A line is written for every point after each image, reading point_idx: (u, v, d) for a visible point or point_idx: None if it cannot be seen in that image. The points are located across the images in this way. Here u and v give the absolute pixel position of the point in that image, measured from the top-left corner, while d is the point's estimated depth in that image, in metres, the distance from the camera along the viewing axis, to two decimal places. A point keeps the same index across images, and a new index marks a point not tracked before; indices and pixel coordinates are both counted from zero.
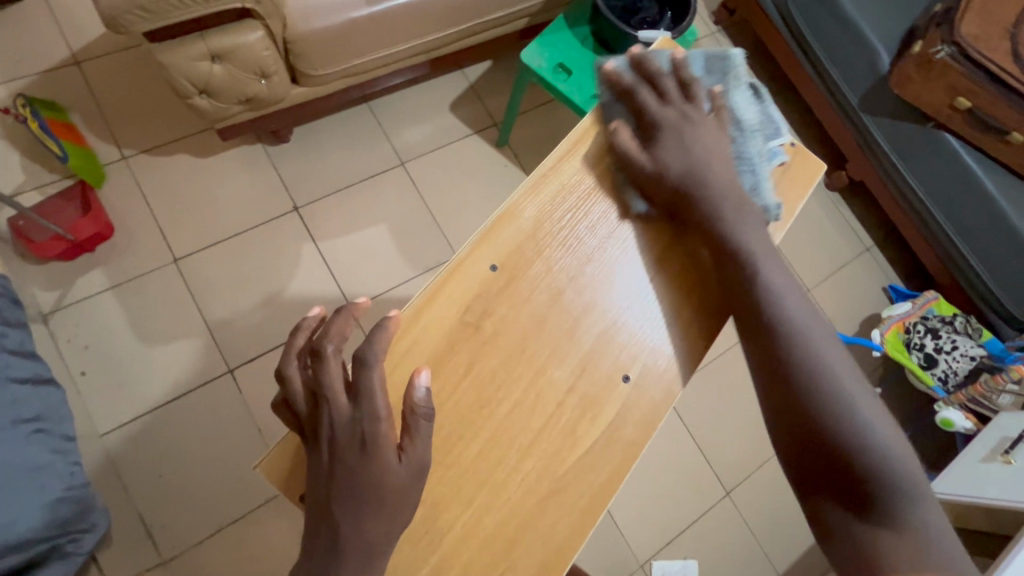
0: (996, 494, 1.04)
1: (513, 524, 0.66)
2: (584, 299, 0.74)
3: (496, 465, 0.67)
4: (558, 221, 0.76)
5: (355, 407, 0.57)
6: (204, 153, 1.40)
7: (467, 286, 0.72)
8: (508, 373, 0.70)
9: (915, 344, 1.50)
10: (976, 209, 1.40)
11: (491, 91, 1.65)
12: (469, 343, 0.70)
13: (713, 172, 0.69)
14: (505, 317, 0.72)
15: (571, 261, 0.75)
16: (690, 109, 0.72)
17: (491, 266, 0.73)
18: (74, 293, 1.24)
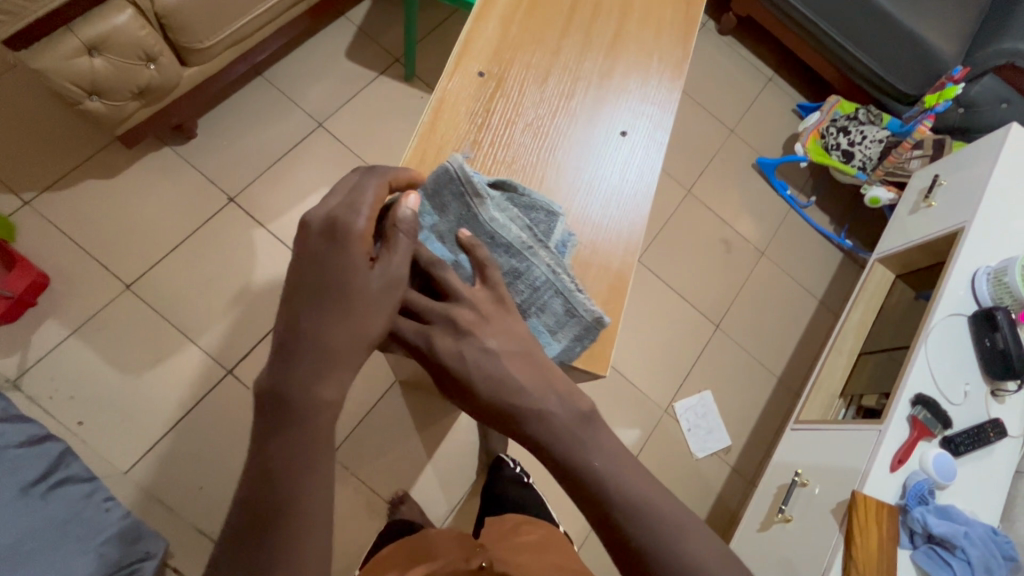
0: (929, 231, 1.22)
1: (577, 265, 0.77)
2: (566, 83, 0.82)
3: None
4: (501, 72, 0.80)
5: (346, 199, 0.54)
6: (112, 172, 1.32)
7: (465, 91, 0.77)
8: (526, 152, 0.77)
9: (832, 145, 1.66)
10: (849, 5, 1.53)
11: (381, 27, 1.60)
12: (485, 135, 0.76)
13: (523, 372, 0.53)
14: (508, 111, 0.78)
15: (544, 56, 0.83)
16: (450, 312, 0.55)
17: (480, 73, 0.79)
18: (37, 350, 1.18)
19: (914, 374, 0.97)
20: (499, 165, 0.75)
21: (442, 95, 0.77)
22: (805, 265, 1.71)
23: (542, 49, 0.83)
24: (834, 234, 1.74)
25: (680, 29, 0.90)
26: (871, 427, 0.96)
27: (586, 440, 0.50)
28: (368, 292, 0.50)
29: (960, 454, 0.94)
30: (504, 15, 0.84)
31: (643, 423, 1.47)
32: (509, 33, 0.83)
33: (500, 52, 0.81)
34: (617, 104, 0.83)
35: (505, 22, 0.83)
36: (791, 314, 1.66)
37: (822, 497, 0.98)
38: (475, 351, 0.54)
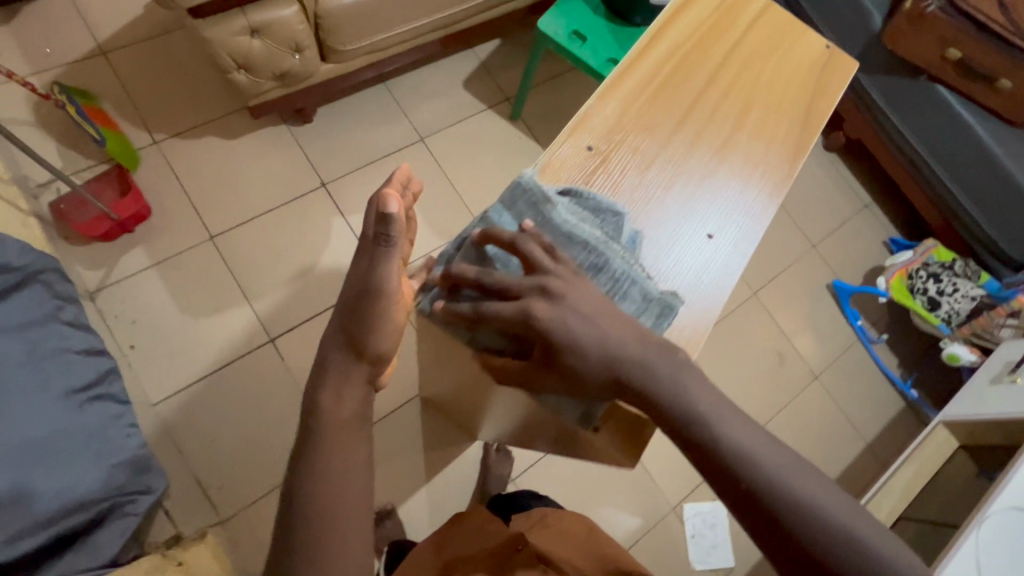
0: (1009, 409, 1.12)
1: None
2: (669, 175, 0.80)
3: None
4: (607, 151, 0.79)
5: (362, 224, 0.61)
6: (233, 135, 1.45)
7: (568, 161, 0.77)
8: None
9: (918, 288, 1.59)
10: (969, 155, 1.48)
11: (502, 67, 1.70)
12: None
13: (617, 339, 0.59)
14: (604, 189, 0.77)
15: (653, 144, 0.81)
16: (530, 290, 0.60)
17: (587, 146, 0.79)
18: (119, 272, 1.29)
19: (959, 558, 0.88)
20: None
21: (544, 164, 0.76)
22: (859, 403, 1.61)
23: (654, 134, 0.82)
24: (899, 379, 1.64)
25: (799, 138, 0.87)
26: None
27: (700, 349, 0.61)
28: (374, 307, 0.56)
29: None
30: (625, 94, 0.83)
31: (647, 514, 1.40)
32: (624, 114, 0.82)
33: (613, 130, 0.81)
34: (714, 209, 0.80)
35: (624, 103, 0.83)
36: (832, 449, 1.55)
37: None
38: (567, 327, 0.59)
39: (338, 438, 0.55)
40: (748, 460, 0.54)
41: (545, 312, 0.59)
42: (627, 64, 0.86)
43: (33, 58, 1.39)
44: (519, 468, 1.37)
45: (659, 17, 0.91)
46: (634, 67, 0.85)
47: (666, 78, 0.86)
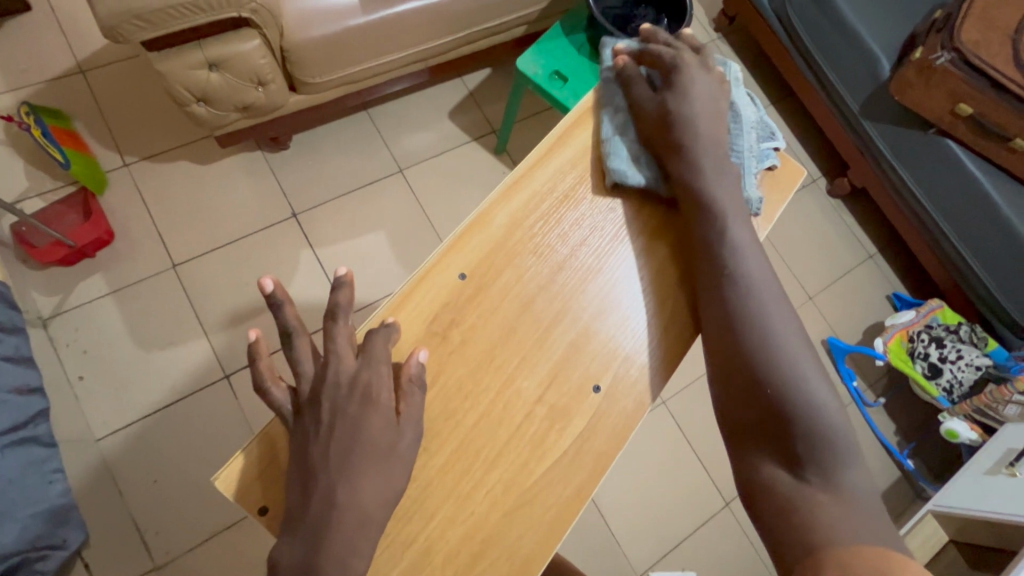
0: (1003, 508, 1.01)
1: (486, 528, 0.66)
2: (555, 307, 0.76)
3: (462, 475, 0.67)
4: (529, 226, 0.80)
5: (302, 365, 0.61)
6: (205, 159, 1.42)
7: (438, 294, 0.75)
8: (475, 384, 0.71)
9: (918, 353, 1.48)
10: (980, 217, 1.37)
11: (490, 98, 1.65)
12: (438, 351, 0.72)
13: (704, 121, 0.77)
14: (476, 325, 0.74)
15: (540, 270, 0.78)
16: (694, 63, 0.81)
17: (460, 275, 0.76)
18: (76, 298, 1.26)
19: None
20: (441, 384, 0.70)
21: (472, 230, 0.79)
22: None
23: (595, 201, 0.82)
24: (897, 448, 1.52)
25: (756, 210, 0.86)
26: None
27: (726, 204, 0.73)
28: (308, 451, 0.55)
29: None
30: (564, 160, 0.84)
31: None
32: (564, 180, 0.83)
33: (550, 196, 0.82)
34: (609, 343, 0.76)
35: (564, 166, 0.84)
36: None
37: None
38: (696, 94, 0.78)
39: None
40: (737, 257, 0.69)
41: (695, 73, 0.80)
42: (567, 131, 0.86)
43: (9, 75, 1.38)
44: None
45: (566, 117, 0.87)
46: (578, 130, 0.86)
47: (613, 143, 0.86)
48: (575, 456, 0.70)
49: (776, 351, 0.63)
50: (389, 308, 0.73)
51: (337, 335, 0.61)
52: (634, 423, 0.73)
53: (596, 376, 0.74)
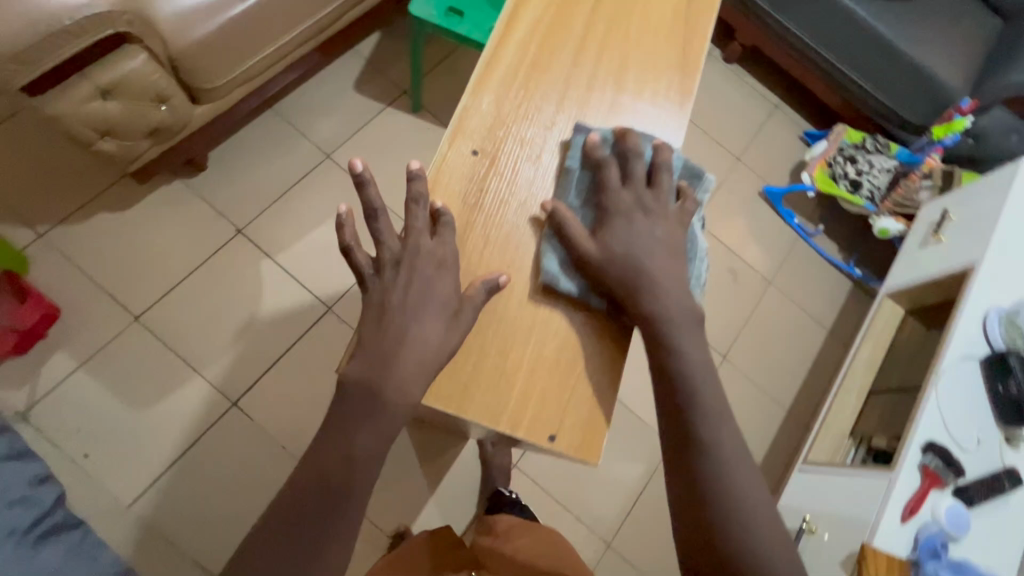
0: (941, 268, 1.18)
1: (571, 350, 0.75)
2: (564, 158, 0.84)
3: (535, 316, 0.76)
4: (514, 98, 0.86)
5: (382, 241, 0.66)
6: (124, 205, 1.34)
7: (458, 172, 0.79)
8: (521, 239, 0.78)
9: (839, 174, 1.64)
10: (856, 38, 1.53)
11: (389, 60, 1.63)
12: (480, 220, 0.78)
13: (642, 248, 0.69)
14: (501, 189, 0.80)
15: (538, 130, 0.85)
16: (645, 196, 0.73)
17: (472, 152, 0.81)
18: (46, 382, 1.20)
19: (927, 420, 0.93)
20: (492, 243, 0.77)
21: (468, 112, 0.83)
22: (813, 295, 1.70)
23: (561, 63, 0.90)
24: (843, 262, 1.73)
25: (692, 36, 0.96)
26: (881, 475, 0.92)
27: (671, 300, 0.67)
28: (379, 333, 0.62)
29: (973, 504, 0.88)
30: (521, 35, 0.90)
31: (648, 456, 1.44)
32: (528, 51, 0.89)
33: (522, 69, 0.88)
34: None
35: (523, 41, 0.90)
36: (796, 345, 1.64)
37: (833, 545, 0.91)
38: (637, 239, 0.70)
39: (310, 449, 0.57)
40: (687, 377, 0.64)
41: (626, 207, 0.72)
42: (513, 12, 0.91)
43: None
44: (519, 451, 1.37)
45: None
46: (522, 8, 0.92)
47: (556, 12, 0.93)
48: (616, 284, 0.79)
49: (721, 485, 0.59)
50: None
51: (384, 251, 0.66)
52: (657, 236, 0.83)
53: None
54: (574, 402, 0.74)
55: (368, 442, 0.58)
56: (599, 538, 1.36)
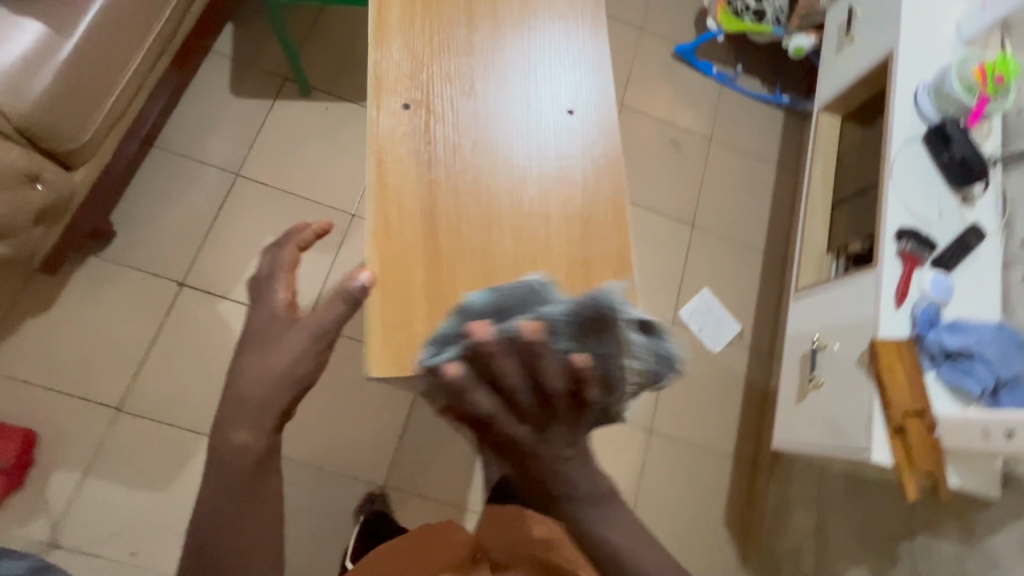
0: (863, 65, 1.21)
1: (577, 253, 0.84)
2: (491, 87, 0.90)
3: (531, 239, 0.83)
4: (420, 47, 0.90)
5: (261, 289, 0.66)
6: (47, 305, 1.24)
7: (398, 132, 0.84)
8: (487, 175, 0.85)
9: (741, 9, 1.61)
10: None
11: (257, 50, 1.49)
12: (439, 171, 0.84)
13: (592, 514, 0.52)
14: (445, 132, 0.86)
15: (458, 71, 0.90)
16: (523, 429, 0.46)
17: (403, 107, 0.86)
18: (57, 504, 1.15)
19: (893, 209, 0.99)
20: (462, 181, 0.84)
21: (382, 77, 0.87)
22: (752, 135, 1.74)
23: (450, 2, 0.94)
24: (771, 94, 1.76)
25: None
26: (867, 275, 0.98)
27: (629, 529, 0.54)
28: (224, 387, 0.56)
29: (952, 270, 0.95)
30: None
31: None
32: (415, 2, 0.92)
33: (415, 20, 0.91)
34: (548, 91, 0.92)
35: None
36: (752, 188, 1.69)
37: (844, 349, 0.99)
38: (551, 463, 0.48)
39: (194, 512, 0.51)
40: None
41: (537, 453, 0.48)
42: None
43: None
44: None
45: None
46: None
47: None
48: (588, 189, 0.88)
49: None
50: (378, 167, 0.83)
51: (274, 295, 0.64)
52: (601, 130, 0.91)
53: (564, 109, 0.91)
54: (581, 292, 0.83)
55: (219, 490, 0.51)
56: (639, 428, 1.44)
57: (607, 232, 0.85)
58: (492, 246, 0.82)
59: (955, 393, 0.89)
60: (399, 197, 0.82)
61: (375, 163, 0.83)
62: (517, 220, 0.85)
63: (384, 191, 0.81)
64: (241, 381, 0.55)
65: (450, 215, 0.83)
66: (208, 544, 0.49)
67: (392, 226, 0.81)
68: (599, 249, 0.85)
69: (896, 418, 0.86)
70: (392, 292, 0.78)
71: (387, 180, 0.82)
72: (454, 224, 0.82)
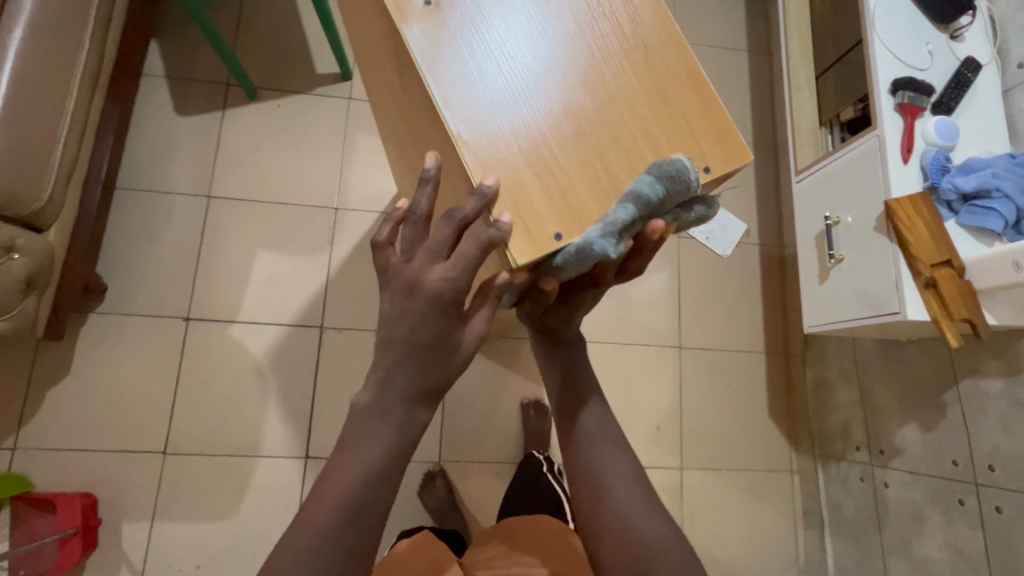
0: None
1: (671, 103, 0.66)
2: None
3: (626, 104, 0.65)
4: None
5: (429, 257, 0.57)
6: (64, 371, 1.23)
7: (432, 34, 0.64)
8: (546, 44, 0.66)
9: None
10: None
11: (190, 62, 1.42)
12: (495, 60, 0.65)
13: (593, 427, 0.66)
14: (486, 11, 0.66)
15: None
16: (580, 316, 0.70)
17: (425, 2, 0.65)
18: (135, 553, 1.19)
19: (882, 63, 0.94)
20: (527, 61, 0.65)
21: None
22: (716, 26, 1.66)
23: None
24: None
25: None
26: (869, 138, 0.95)
27: (612, 453, 0.64)
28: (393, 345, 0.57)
29: (953, 111, 0.92)
30: None
31: (664, 259, 1.50)
32: None
33: None
34: None
35: None
36: (730, 80, 1.63)
37: (859, 219, 0.97)
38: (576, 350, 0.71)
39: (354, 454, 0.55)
40: (625, 524, 0.59)
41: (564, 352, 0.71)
42: None
43: None
44: None
45: None
46: None
47: None
48: (656, 22, 0.68)
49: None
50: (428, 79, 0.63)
51: (429, 272, 0.56)
52: None
53: None
54: (699, 131, 0.66)
55: (373, 450, 0.56)
56: (669, 347, 1.45)
57: (692, 65, 0.67)
58: (590, 127, 0.64)
59: (979, 234, 0.89)
60: (471, 99, 0.63)
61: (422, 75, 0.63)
62: (604, 85, 0.66)
63: (450, 100, 0.62)
64: (414, 355, 0.57)
65: (535, 109, 0.64)
66: (368, 498, 0.54)
67: (478, 133, 0.62)
68: (695, 88, 0.67)
69: (925, 274, 0.86)
70: (511, 203, 0.62)
71: (448, 88, 0.63)
72: (537, 117, 0.64)
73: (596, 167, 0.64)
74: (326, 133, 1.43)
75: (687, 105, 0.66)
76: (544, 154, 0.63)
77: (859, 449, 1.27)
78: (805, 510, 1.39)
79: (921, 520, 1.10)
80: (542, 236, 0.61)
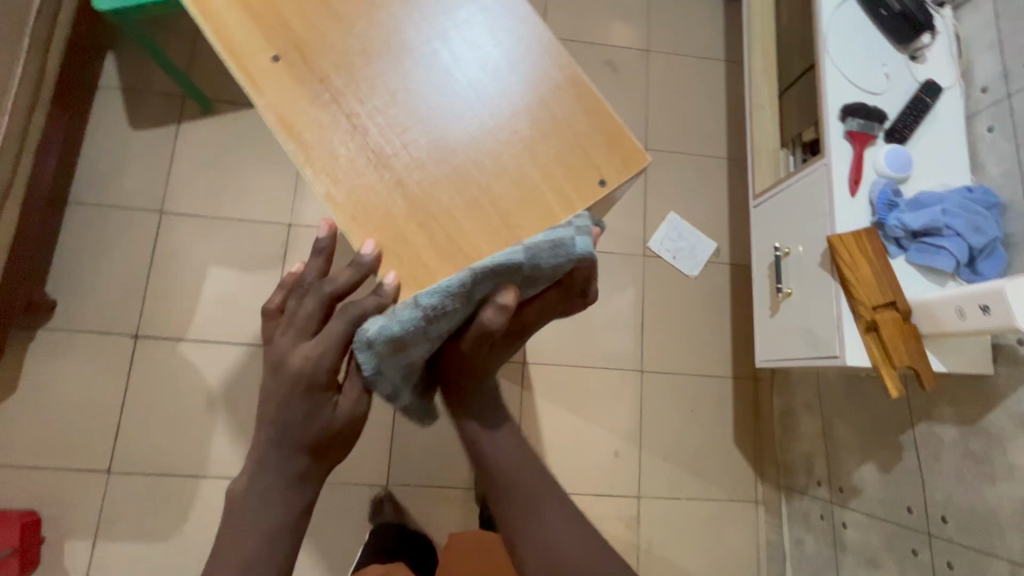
0: None
1: (553, 121, 0.61)
2: None
3: (506, 132, 0.60)
4: None
5: (304, 330, 0.51)
6: (11, 387, 1.23)
7: (286, 94, 0.60)
8: (411, 76, 0.61)
9: None
10: None
11: (146, 75, 1.40)
12: (359, 100, 0.60)
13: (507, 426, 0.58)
14: (342, 56, 0.61)
15: None
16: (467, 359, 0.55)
17: (274, 60, 0.60)
18: (77, 571, 1.19)
19: (832, 87, 0.88)
20: (392, 100, 0.60)
21: (221, 43, 0.61)
22: (692, 35, 1.60)
23: None
24: None
25: None
26: (817, 166, 0.89)
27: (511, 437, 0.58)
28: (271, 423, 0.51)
29: (908, 139, 0.86)
30: None
31: (629, 278, 1.45)
32: None
33: None
34: None
35: None
36: (706, 91, 1.57)
37: (808, 252, 0.91)
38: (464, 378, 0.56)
39: (231, 533, 0.49)
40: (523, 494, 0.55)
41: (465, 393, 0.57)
42: None
43: None
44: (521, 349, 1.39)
45: None
46: None
47: None
48: (522, 42, 0.63)
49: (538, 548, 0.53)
50: (288, 140, 0.58)
51: (294, 349, 0.51)
52: None
53: None
54: (588, 142, 0.61)
55: (250, 534, 0.49)
56: (630, 370, 1.40)
57: (568, 78, 0.62)
58: (471, 160, 0.59)
59: (930, 272, 0.83)
60: (339, 151, 0.58)
61: (282, 136, 0.58)
62: (480, 112, 0.60)
63: (314, 154, 0.58)
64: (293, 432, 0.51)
65: (411, 148, 0.59)
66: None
67: (349, 187, 0.57)
68: (576, 98, 0.62)
69: (866, 316, 0.80)
70: (394, 258, 0.56)
71: (314, 147, 0.58)
72: (411, 158, 0.58)
73: (484, 203, 0.58)
74: (282, 148, 1.41)
75: (574, 120, 0.61)
76: (425, 199, 0.57)
77: (821, 485, 1.21)
78: (767, 543, 1.34)
79: (877, 565, 1.04)
80: (432, 289, 0.55)
